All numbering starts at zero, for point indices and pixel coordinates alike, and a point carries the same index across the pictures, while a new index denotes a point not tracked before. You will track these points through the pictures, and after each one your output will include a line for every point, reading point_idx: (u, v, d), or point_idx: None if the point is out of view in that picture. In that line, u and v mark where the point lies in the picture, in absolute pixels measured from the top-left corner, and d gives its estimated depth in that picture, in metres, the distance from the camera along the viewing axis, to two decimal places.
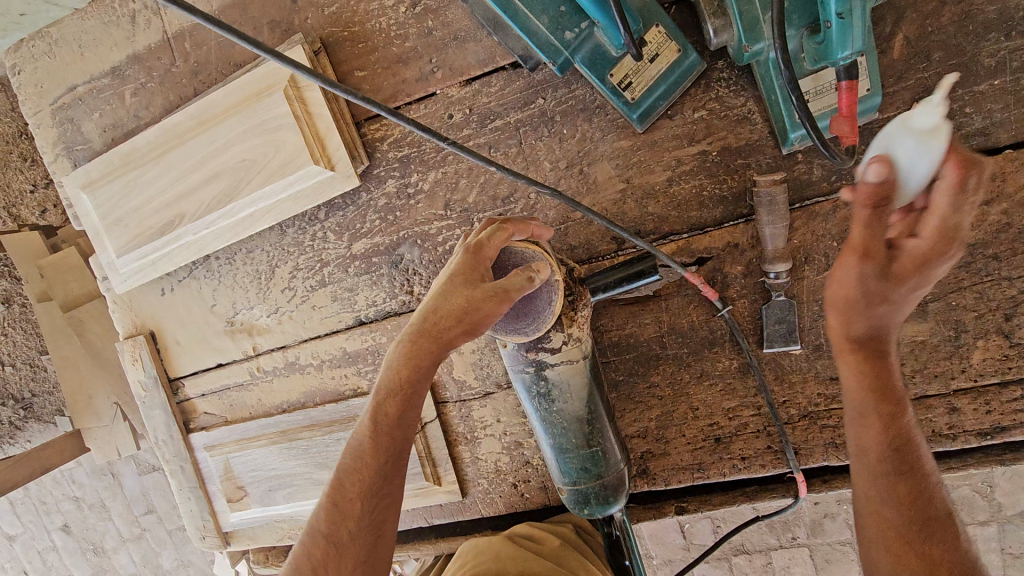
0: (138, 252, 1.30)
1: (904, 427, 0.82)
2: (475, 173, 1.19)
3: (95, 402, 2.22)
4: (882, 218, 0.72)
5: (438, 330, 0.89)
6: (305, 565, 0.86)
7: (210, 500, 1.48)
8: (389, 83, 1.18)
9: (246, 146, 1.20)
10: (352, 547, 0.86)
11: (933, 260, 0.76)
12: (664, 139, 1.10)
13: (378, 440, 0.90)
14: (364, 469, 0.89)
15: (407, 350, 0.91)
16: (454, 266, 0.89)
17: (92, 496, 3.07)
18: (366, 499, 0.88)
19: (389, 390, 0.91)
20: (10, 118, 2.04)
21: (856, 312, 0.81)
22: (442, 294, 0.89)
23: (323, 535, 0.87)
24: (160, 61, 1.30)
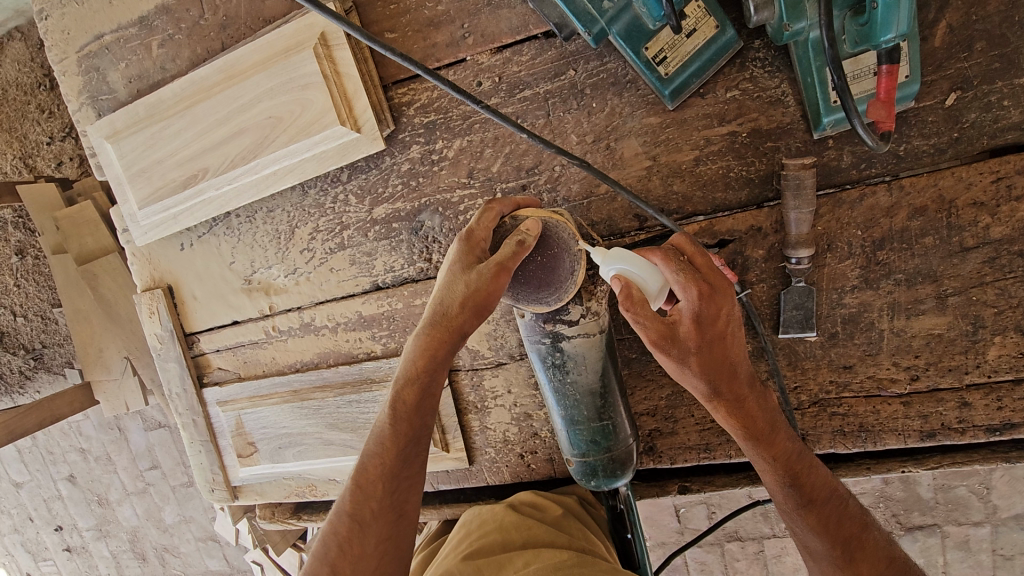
0: (160, 205, 1.31)
1: (787, 455, 0.92)
2: (501, 142, 1.19)
3: (106, 355, 2.25)
4: (643, 314, 0.84)
5: (447, 319, 0.91)
6: (331, 546, 0.88)
7: (220, 454, 1.50)
8: (418, 47, 1.17)
9: (272, 103, 1.19)
10: (374, 526, 0.88)
11: (714, 305, 0.88)
12: (694, 117, 1.09)
13: (396, 425, 0.92)
14: (384, 451, 0.91)
15: (422, 341, 0.93)
16: (452, 256, 0.91)
17: (98, 449, 3.13)
18: (387, 480, 0.89)
19: (405, 380, 0.93)
20: (29, 68, 2.06)
21: (695, 381, 0.91)
22: (447, 283, 0.90)
23: (345, 517, 0.89)
24: (189, 14, 1.29)
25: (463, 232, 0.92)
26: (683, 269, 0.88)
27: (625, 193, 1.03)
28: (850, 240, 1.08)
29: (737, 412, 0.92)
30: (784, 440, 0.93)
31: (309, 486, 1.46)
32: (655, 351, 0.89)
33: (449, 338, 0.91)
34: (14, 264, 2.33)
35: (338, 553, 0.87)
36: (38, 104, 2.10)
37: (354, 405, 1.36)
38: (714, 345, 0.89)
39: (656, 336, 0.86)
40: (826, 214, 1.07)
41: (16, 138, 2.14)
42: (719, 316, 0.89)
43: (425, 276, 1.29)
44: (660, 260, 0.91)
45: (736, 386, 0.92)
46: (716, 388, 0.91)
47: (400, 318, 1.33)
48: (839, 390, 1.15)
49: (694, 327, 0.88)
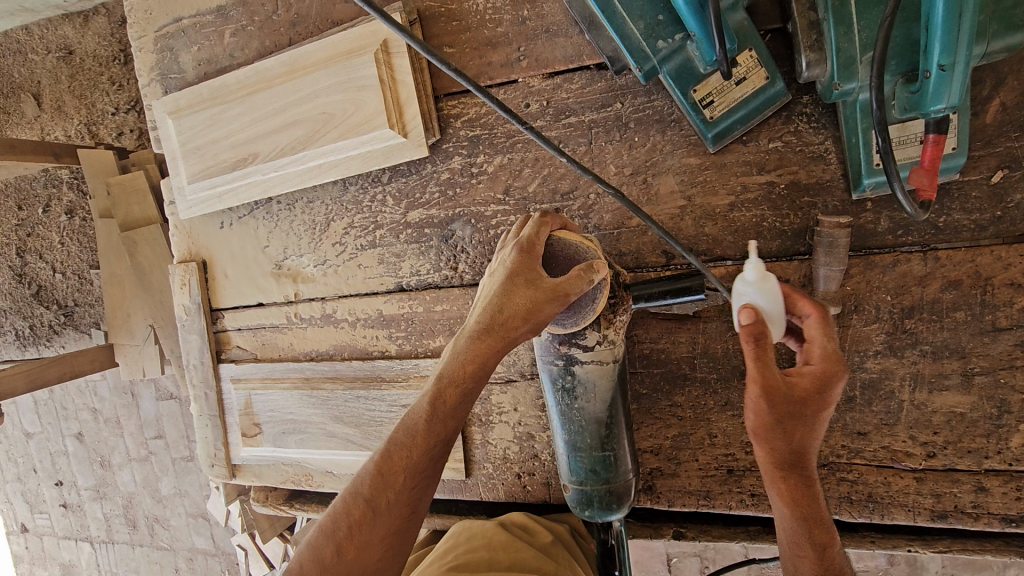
0: (207, 182, 1.37)
1: (832, 557, 0.83)
2: (540, 164, 1.21)
3: (132, 320, 2.34)
4: (767, 353, 0.78)
5: (502, 328, 0.86)
6: (341, 526, 0.84)
7: (226, 430, 1.53)
8: (474, 64, 1.22)
9: (328, 100, 1.24)
10: (385, 517, 0.84)
11: (832, 379, 0.84)
12: (734, 163, 1.10)
13: (432, 424, 0.86)
14: (414, 446, 0.86)
15: (474, 342, 0.87)
16: (511, 265, 0.88)
17: (110, 411, 3.21)
18: (409, 477, 0.85)
19: (449, 378, 0.88)
20: (109, 42, 2.20)
21: (777, 442, 0.84)
22: (505, 292, 0.87)
23: (362, 500, 0.85)
24: (263, 8, 1.36)
25: (516, 241, 0.91)
26: (829, 340, 0.86)
27: (657, 227, 1.01)
28: (878, 305, 1.06)
29: (799, 490, 0.85)
30: (835, 542, 0.85)
31: (305, 475, 1.47)
32: (753, 397, 0.82)
33: (502, 348, 0.86)
34: (63, 223, 2.46)
35: (345, 536, 0.84)
36: (111, 76, 2.24)
37: (362, 401, 1.37)
38: (813, 415, 0.84)
39: (765, 380, 0.80)
40: (857, 274, 1.06)
41: (87, 106, 2.29)
42: (833, 391, 0.84)
43: (449, 284, 1.31)
44: (812, 315, 0.89)
45: (810, 466, 0.86)
46: (795, 458, 0.84)
47: (419, 322, 1.35)
48: (850, 455, 1.12)
49: (808, 391, 0.83)
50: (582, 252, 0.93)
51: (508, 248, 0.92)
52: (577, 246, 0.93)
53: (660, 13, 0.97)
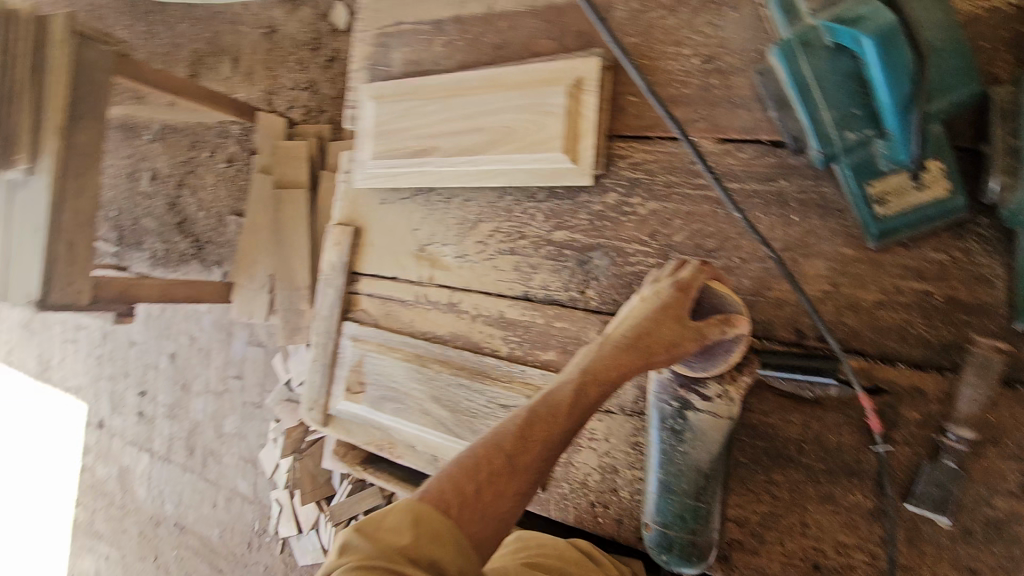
0: (387, 163, 1.56)
1: None
2: (692, 218, 1.27)
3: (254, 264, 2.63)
4: None
5: (652, 346, 0.93)
6: (478, 477, 0.79)
7: (331, 381, 1.68)
8: (653, 115, 1.31)
9: (513, 116, 1.38)
10: (521, 479, 0.82)
11: None
12: (892, 263, 1.11)
13: (579, 403, 0.89)
14: (560, 418, 0.86)
15: (627, 347, 0.93)
16: (664, 297, 0.96)
17: (205, 341, 3.76)
18: (550, 446, 0.85)
19: (600, 369, 0.91)
20: None
21: None
22: (657, 320, 0.95)
23: (502, 453, 0.82)
24: (475, 30, 1.54)
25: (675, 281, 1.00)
26: None
27: (805, 299, 1.10)
28: (1020, 443, 1.01)
29: None
30: None
31: (389, 443, 1.60)
32: None
33: (645, 366, 0.93)
34: None
35: (481, 487, 0.79)
36: None
37: (463, 389, 1.47)
38: None
39: None
40: (1005, 407, 1.02)
41: None
42: None
43: (573, 304, 1.39)
44: None
45: None
46: None
47: (534, 332, 1.43)
48: None
49: None
50: (725, 303, 1.01)
51: (664, 282, 1.01)
52: (715, 298, 1.01)
53: (855, 107, 1.01)
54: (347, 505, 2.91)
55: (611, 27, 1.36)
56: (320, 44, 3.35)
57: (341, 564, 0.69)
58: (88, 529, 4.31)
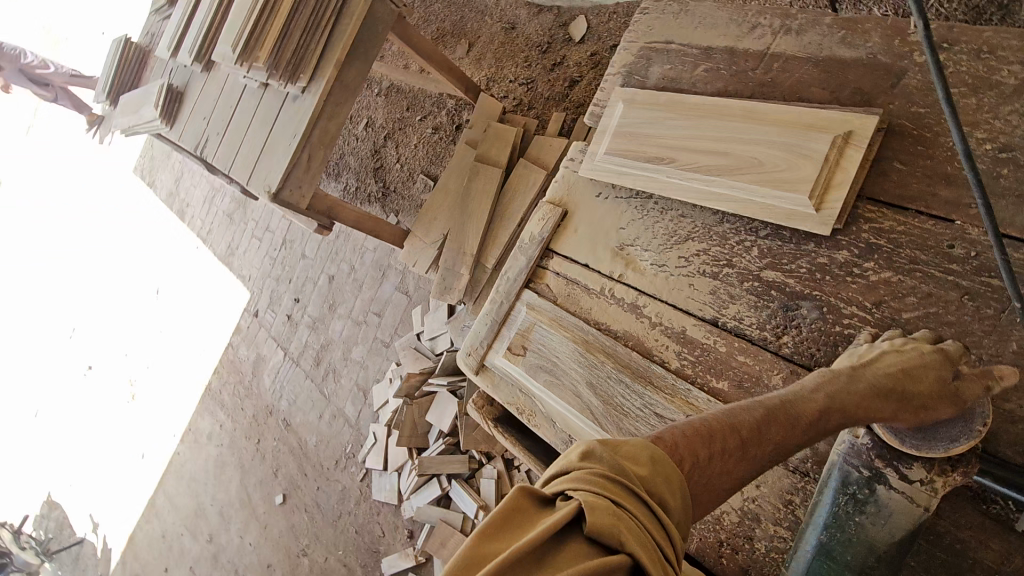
0: (619, 161, 1.66)
1: None
2: (929, 300, 1.21)
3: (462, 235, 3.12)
4: None
5: (903, 397, 1.01)
6: (722, 439, 0.90)
7: (496, 337, 1.83)
8: (918, 188, 1.26)
9: (765, 150, 1.40)
10: (755, 457, 0.93)
11: None
12: None
13: (815, 419, 0.98)
14: (798, 425, 0.97)
15: (875, 390, 1.01)
16: (925, 360, 1.04)
17: (361, 274, 4.21)
18: (784, 440, 0.95)
19: (842, 398, 1.01)
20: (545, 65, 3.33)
21: None
22: (916, 375, 1.02)
23: (745, 431, 0.93)
24: (745, 63, 1.57)
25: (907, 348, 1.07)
26: None
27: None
28: None
29: None
30: None
31: (529, 410, 1.70)
32: None
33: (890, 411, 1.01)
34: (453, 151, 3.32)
35: (724, 448, 0.90)
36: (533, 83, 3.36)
37: (623, 387, 1.52)
38: None
39: None
40: None
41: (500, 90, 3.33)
42: None
43: (763, 345, 1.39)
44: None
45: None
46: None
47: (712, 358, 1.44)
48: None
49: None
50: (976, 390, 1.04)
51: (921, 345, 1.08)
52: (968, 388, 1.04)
53: None
54: (434, 463, 3.26)
55: (897, 92, 1.33)
56: (550, 48, 3.60)
57: (584, 469, 0.78)
58: (217, 396, 5.01)
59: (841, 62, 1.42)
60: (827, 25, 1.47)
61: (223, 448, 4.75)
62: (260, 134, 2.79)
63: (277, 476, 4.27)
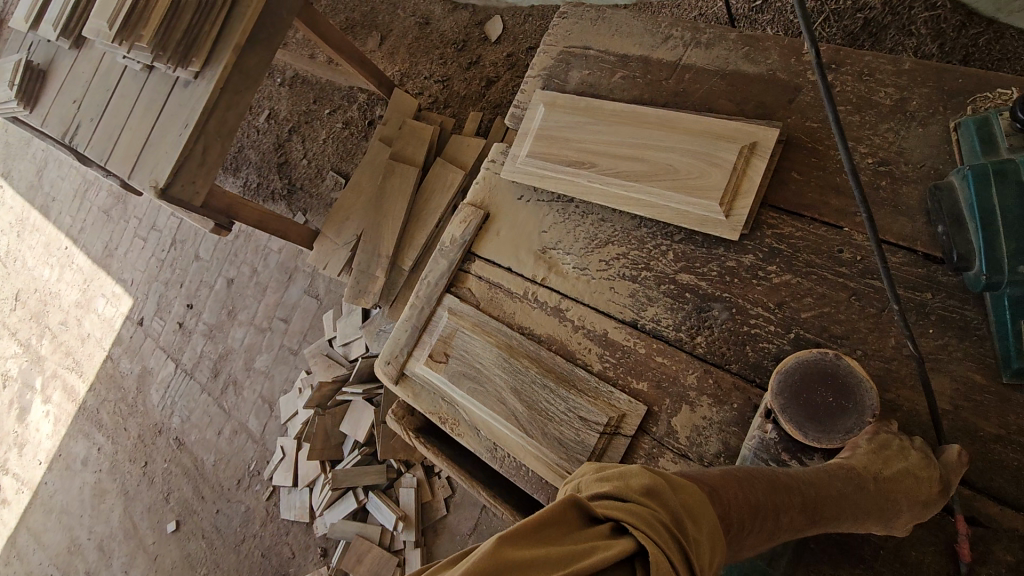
0: (540, 164, 1.65)
1: None
2: (824, 301, 1.31)
3: (381, 235, 3.03)
4: None
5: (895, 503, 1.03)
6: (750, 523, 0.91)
7: (417, 344, 1.76)
8: (813, 197, 1.37)
9: (680, 158, 1.45)
10: (763, 537, 0.94)
11: None
12: (1017, 404, 1.12)
13: (828, 509, 1.00)
14: (810, 511, 0.99)
15: (881, 496, 1.02)
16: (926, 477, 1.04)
17: (265, 277, 3.93)
18: (793, 525, 0.97)
19: (858, 497, 1.02)
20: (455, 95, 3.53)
21: None
22: (912, 490, 1.04)
23: (769, 516, 0.94)
24: (659, 72, 1.62)
25: (926, 473, 1.04)
26: None
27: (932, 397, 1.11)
28: None
29: None
30: None
31: (453, 420, 1.65)
32: None
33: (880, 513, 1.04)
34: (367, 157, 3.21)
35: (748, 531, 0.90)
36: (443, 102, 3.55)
37: (548, 393, 1.50)
38: None
39: None
40: None
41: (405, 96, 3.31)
42: None
43: (679, 346, 1.43)
44: None
45: None
46: None
47: (632, 359, 1.47)
48: None
49: None
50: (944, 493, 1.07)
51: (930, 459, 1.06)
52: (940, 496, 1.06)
53: None
54: (349, 475, 3.09)
55: (794, 108, 1.43)
56: (466, 46, 3.56)
57: (642, 506, 0.76)
58: (94, 416, 4.45)
59: (745, 77, 1.51)
60: (732, 40, 1.55)
61: (102, 474, 4.23)
62: (145, 122, 2.49)
63: (169, 500, 3.86)
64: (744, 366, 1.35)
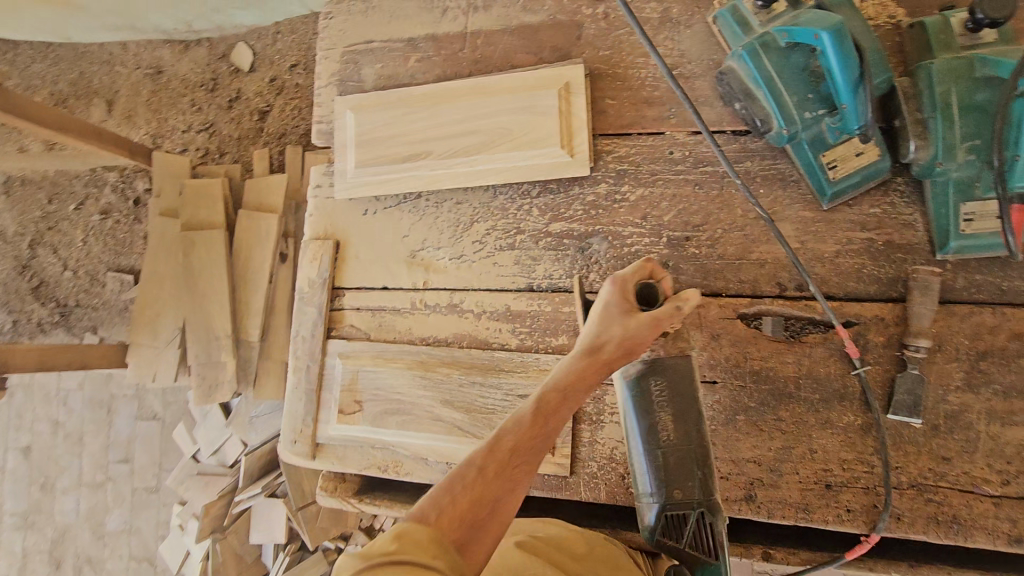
0: (374, 171, 1.54)
1: None
2: (677, 199, 1.45)
3: (211, 316, 2.63)
4: None
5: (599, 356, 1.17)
6: (467, 487, 1.01)
7: (319, 406, 1.56)
8: (632, 115, 1.49)
9: (508, 118, 1.47)
10: (499, 483, 1.03)
11: None
12: (840, 220, 1.36)
13: (539, 416, 1.10)
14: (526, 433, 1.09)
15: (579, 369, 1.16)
16: (609, 305, 1.20)
17: (73, 426, 3.32)
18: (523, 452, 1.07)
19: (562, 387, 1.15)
20: (229, 140, 3.15)
21: None
22: (605, 327, 1.18)
23: (490, 468, 1.04)
24: (451, 46, 1.61)
25: (620, 298, 1.19)
26: None
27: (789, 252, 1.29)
28: (958, 347, 1.27)
29: None
30: None
31: (393, 462, 1.51)
32: None
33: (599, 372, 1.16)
34: (153, 239, 2.73)
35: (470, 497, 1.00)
36: (217, 150, 3.17)
37: (478, 387, 1.45)
38: None
39: None
40: (941, 320, 1.28)
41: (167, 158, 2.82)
42: None
43: (578, 289, 1.48)
44: None
45: None
46: None
47: (543, 320, 1.48)
48: (937, 478, 1.25)
49: None
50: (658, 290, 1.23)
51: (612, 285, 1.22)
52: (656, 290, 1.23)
53: (810, 93, 1.27)
54: None
55: (583, 42, 1.53)
56: (218, 84, 3.18)
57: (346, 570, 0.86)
58: None
59: (531, 28, 1.57)
60: None
61: None
62: None
63: None
64: None
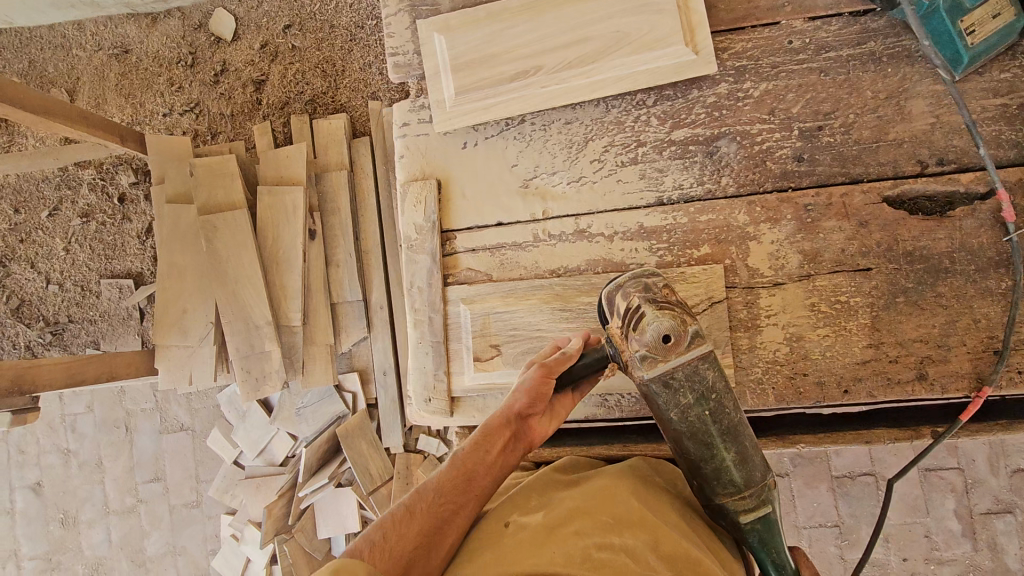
0: (477, 96, 1.42)
1: None
2: (804, 89, 1.39)
3: (245, 304, 2.41)
4: None
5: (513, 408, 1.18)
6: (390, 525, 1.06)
7: (449, 358, 1.45)
8: (743, 8, 1.42)
9: (622, 21, 1.37)
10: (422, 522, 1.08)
11: None
12: (972, 90, 1.35)
13: (459, 468, 1.13)
14: (449, 481, 1.12)
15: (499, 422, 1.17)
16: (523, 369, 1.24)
17: (88, 454, 3.02)
18: (445, 499, 1.11)
19: (482, 439, 1.16)
20: (221, 116, 2.86)
21: None
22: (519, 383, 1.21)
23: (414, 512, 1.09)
24: None
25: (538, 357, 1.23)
26: None
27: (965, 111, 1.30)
28: None
29: None
30: None
31: None
32: None
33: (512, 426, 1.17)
34: (164, 232, 2.47)
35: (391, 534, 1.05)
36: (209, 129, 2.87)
37: None
38: None
39: None
40: None
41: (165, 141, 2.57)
42: None
43: (712, 197, 1.41)
44: None
45: None
46: None
47: (681, 233, 1.41)
48: None
49: None
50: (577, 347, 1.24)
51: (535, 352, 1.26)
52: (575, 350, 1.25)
53: None
54: None
55: None
56: (197, 58, 2.88)
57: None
58: None
59: None
60: None
61: None
62: None
63: None
64: (775, 181, 1.39)
